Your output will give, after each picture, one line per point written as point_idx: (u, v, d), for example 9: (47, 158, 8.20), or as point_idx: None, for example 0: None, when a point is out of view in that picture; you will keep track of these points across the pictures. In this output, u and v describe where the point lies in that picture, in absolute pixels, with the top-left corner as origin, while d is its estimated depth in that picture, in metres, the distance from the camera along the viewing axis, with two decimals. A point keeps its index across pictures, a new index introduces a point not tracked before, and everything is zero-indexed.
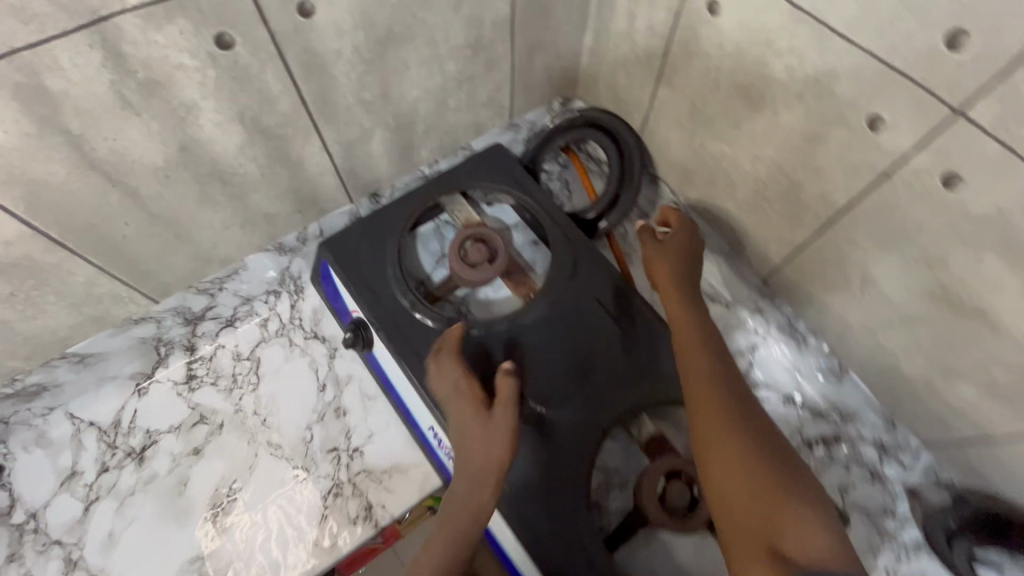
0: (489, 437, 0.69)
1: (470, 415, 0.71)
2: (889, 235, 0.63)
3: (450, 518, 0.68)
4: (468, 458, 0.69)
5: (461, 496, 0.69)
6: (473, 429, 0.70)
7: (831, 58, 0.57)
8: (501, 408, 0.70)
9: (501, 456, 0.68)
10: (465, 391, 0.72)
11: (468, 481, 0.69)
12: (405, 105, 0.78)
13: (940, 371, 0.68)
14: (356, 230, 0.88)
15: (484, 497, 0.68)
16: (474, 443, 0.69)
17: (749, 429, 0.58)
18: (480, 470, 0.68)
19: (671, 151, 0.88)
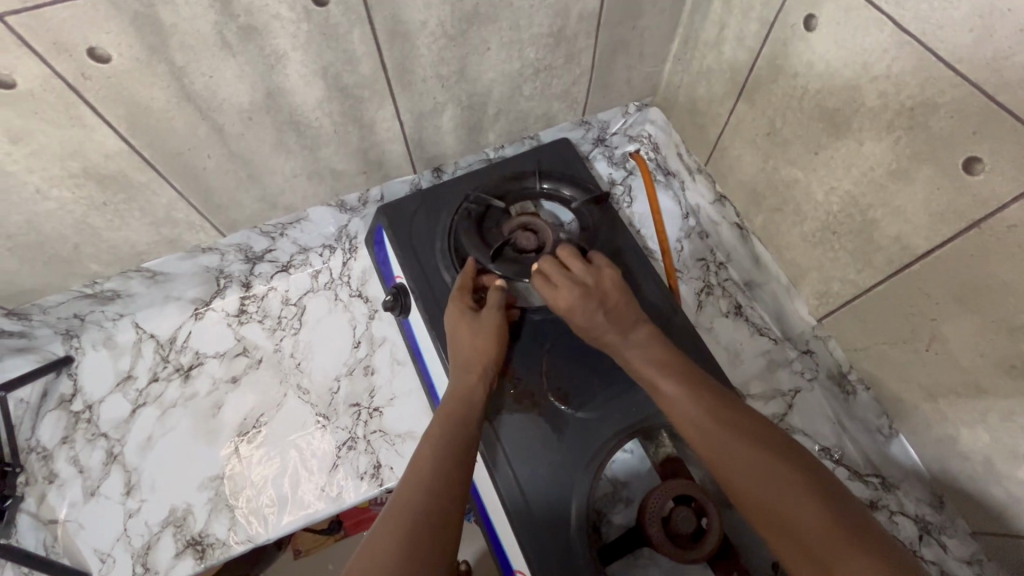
0: (484, 338, 0.75)
1: (463, 318, 0.76)
2: (968, 292, 0.57)
3: (438, 422, 0.68)
4: (462, 363, 0.74)
5: (451, 399, 0.71)
6: (464, 333, 0.75)
7: (932, 89, 0.53)
8: (489, 312, 0.77)
9: (488, 355, 0.74)
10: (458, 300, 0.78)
11: (462, 384, 0.72)
12: (480, 85, 0.80)
13: (1005, 451, 0.62)
14: (414, 201, 0.91)
15: (475, 394, 0.71)
16: (463, 338, 0.75)
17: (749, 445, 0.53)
18: (469, 358, 0.74)
19: (741, 171, 0.85)
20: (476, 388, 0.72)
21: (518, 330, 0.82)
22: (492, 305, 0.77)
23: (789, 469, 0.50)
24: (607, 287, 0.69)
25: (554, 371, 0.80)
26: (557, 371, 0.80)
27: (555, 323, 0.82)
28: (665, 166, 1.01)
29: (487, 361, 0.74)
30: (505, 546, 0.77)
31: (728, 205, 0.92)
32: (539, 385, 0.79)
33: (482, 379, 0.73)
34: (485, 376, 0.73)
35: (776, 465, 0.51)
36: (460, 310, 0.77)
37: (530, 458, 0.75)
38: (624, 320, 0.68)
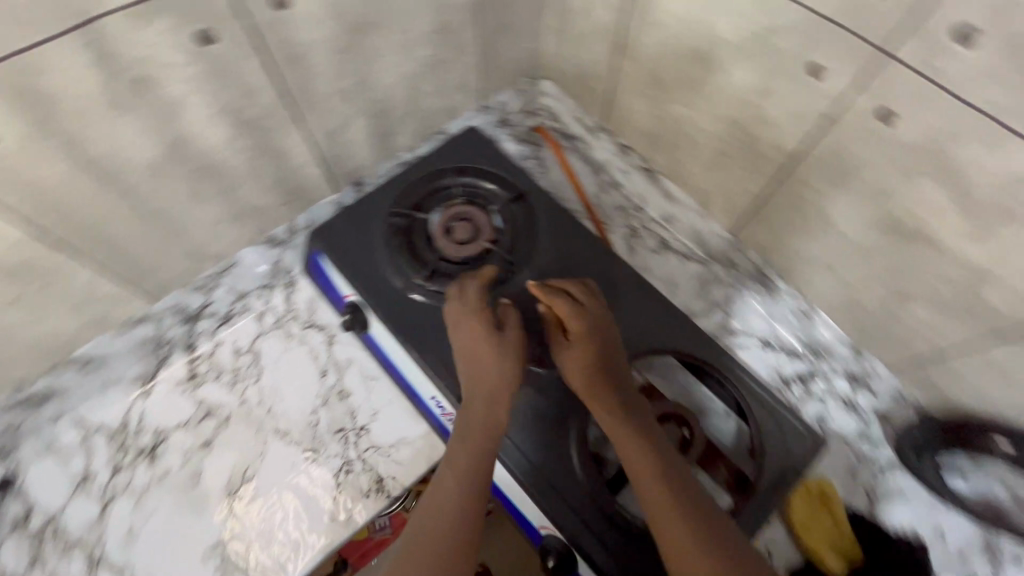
0: (501, 353, 0.74)
1: (482, 329, 0.75)
2: (839, 175, 0.69)
3: (458, 447, 0.70)
4: (477, 377, 0.73)
5: (476, 418, 0.71)
6: (482, 350, 0.74)
7: (771, 15, 0.63)
8: (510, 330, 0.76)
9: (501, 367, 0.73)
10: (479, 308, 0.77)
11: (483, 399, 0.72)
12: (380, 92, 0.81)
13: (895, 295, 0.73)
14: (344, 219, 0.92)
15: (498, 413, 0.71)
16: (484, 359, 0.74)
17: (691, 518, 0.60)
18: (492, 386, 0.72)
19: (635, 120, 0.93)
20: (495, 406, 0.71)
21: None
22: (514, 326, 0.77)
23: (718, 550, 0.59)
24: (605, 326, 0.74)
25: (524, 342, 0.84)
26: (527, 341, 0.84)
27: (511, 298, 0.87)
28: (570, 131, 1.08)
29: (505, 371, 0.73)
30: (524, 512, 0.81)
31: (632, 154, 1.05)
32: None
33: (500, 390, 0.72)
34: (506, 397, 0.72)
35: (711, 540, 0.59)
36: (477, 324, 0.76)
37: (524, 425, 0.80)
38: (607, 371, 0.71)
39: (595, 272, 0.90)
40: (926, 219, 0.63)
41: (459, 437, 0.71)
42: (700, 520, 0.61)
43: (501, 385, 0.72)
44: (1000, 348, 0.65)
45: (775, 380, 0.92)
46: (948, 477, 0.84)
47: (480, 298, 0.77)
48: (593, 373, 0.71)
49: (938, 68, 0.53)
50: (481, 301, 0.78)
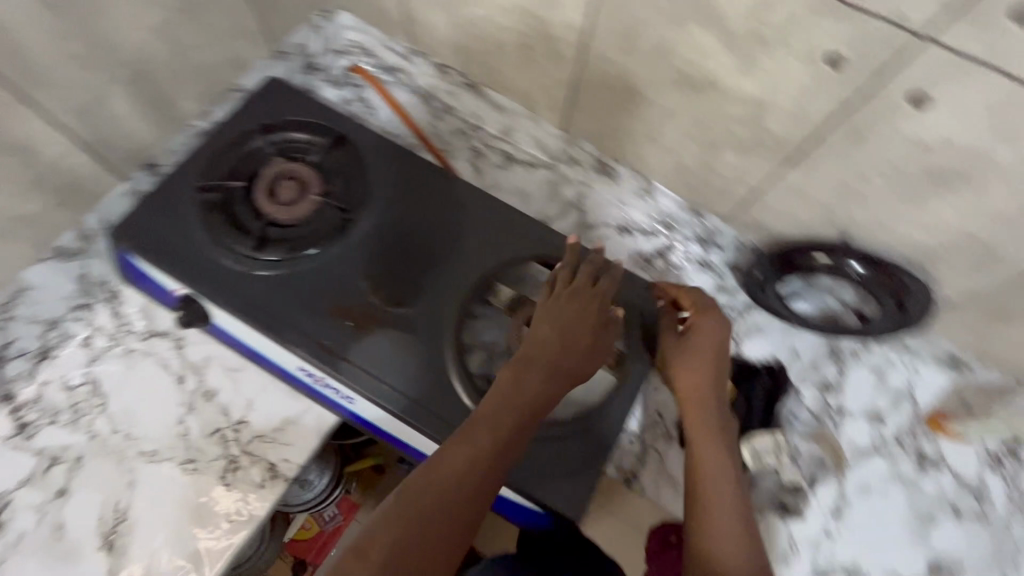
0: (594, 344, 0.74)
1: (596, 315, 0.75)
2: (625, 40, 0.69)
3: (501, 411, 0.68)
4: (562, 353, 0.72)
5: (529, 388, 0.69)
6: (580, 320, 0.74)
7: None
8: (612, 331, 0.76)
9: (587, 361, 0.73)
10: (584, 295, 0.76)
11: (543, 373, 0.71)
12: (130, 51, 0.70)
13: (705, 147, 0.77)
14: (146, 209, 0.80)
15: (550, 392, 0.70)
16: (567, 330, 0.73)
17: (737, 514, 0.71)
18: (564, 373, 0.72)
19: (436, 32, 0.88)
20: (551, 382, 0.71)
21: (324, 271, 0.81)
22: (601, 296, 0.76)
23: (746, 536, 0.69)
24: (718, 347, 0.81)
25: (380, 287, 0.81)
26: (383, 285, 0.81)
27: (357, 247, 0.83)
28: (385, 62, 1.01)
29: (583, 363, 0.73)
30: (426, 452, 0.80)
31: (451, 72, 1.01)
32: (369, 302, 0.80)
33: (569, 376, 0.72)
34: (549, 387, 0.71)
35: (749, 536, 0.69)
36: (584, 304, 0.75)
37: (401, 367, 0.78)
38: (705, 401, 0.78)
39: (439, 198, 0.87)
40: (703, 64, 0.65)
41: (496, 407, 0.68)
42: (744, 520, 0.71)
43: (570, 375, 0.72)
44: (794, 171, 0.71)
45: (637, 261, 0.97)
46: (790, 301, 0.93)
47: (610, 288, 0.77)
48: (706, 391, 0.78)
49: None
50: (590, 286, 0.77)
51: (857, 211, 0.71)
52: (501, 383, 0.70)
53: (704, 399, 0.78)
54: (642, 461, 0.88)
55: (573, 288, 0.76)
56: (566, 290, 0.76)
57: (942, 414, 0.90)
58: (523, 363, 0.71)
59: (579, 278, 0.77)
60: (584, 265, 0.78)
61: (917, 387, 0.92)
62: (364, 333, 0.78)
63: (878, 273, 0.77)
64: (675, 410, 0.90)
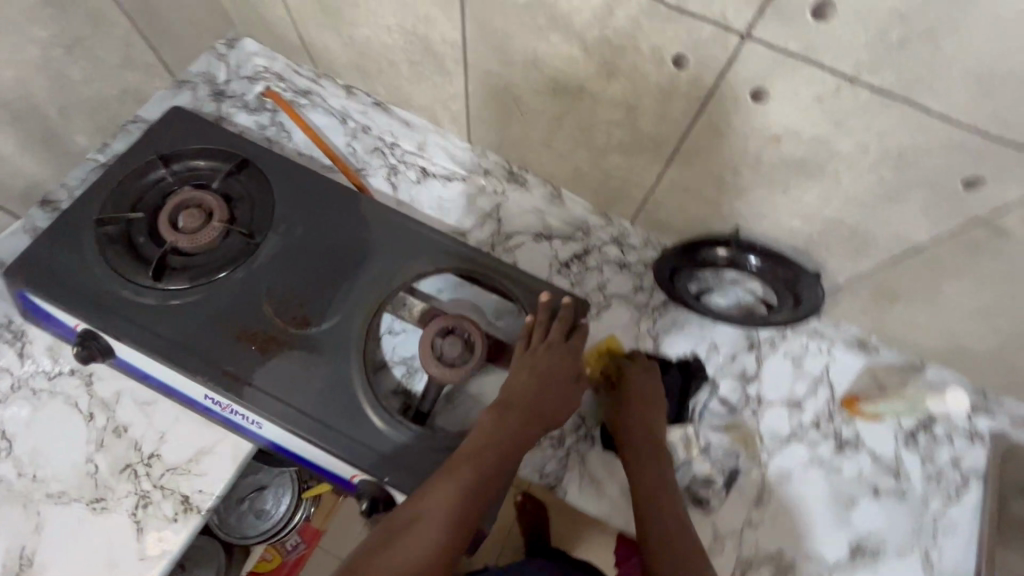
0: (567, 392, 0.77)
1: (569, 364, 0.78)
2: (499, 52, 0.71)
3: (483, 451, 0.69)
4: (539, 399, 0.75)
5: (511, 431, 0.71)
6: (559, 368, 0.77)
7: None
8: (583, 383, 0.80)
9: (558, 407, 0.76)
10: (562, 345, 0.79)
11: (524, 416, 0.73)
12: (6, 90, 0.70)
13: (596, 152, 0.79)
14: (41, 246, 0.80)
15: (527, 437, 0.73)
16: (549, 378, 0.76)
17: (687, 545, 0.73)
18: (544, 419, 0.75)
19: (335, 55, 0.90)
20: (530, 426, 0.73)
21: (228, 295, 0.81)
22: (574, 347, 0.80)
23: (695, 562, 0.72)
24: (656, 398, 0.87)
25: (284, 307, 0.81)
26: (288, 305, 0.81)
27: (262, 269, 0.83)
28: (296, 85, 1.02)
29: (556, 409, 0.76)
30: (339, 472, 0.79)
31: (359, 92, 1.02)
32: (274, 323, 0.80)
33: (542, 423, 0.74)
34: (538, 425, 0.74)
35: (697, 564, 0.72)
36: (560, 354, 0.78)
37: (308, 387, 0.77)
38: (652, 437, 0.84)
39: (346, 216, 0.88)
40: (572, 71, 0.67)
41: (486, 435, 0.70)
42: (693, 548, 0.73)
43: (546, 422, 0.75)
44: (675, 169, 0.73)
45: (555, 267, 0.98)
46: (700, 292, 0.94)
47: (580, 339, 0.82)
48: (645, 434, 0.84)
49: None
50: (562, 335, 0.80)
51: (737, 204, 0.73)
52: (483, 425, 0.72)
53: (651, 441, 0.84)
54: (566, 465, 0.88)
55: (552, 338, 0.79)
56: (545, 338, 0.79)
57: (856, 397, 0.91)
58: (503, 406, 0.73)
59: (556, 327, 0.80)
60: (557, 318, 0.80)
61: (833, 371, 0.94)
62: (269, 356, 0.78)
63: (774, 268, 0.78)
64: (596, 410, 0.91)
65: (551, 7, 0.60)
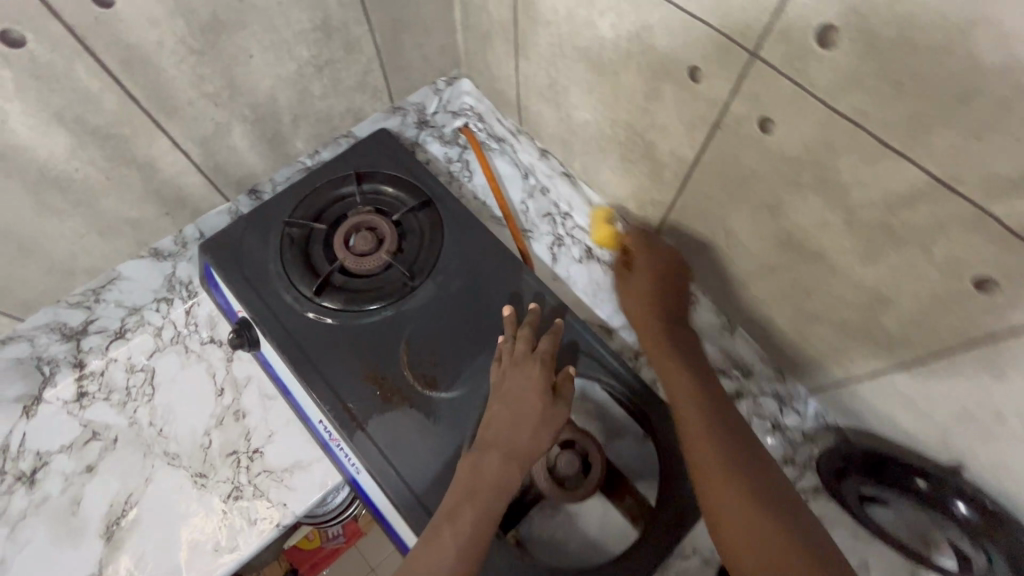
0: (544, 414, 0.70)
1: (537, 385, 0.72)
2: (734, 186, 0.62)
3: (462, 503, 0.66)
4: (512, 432, 0.69)
5: (488, 473, 0.67)
6: (527, 391, 0.71)
7: (645, 13, 0.55)
8: (564, 399, 0.72)
9: (536, 433, 0.69)
10: (526, 365, 0.73)
11: (501, 454, 0.68)
12: (260, 96, 0.76)
13: (804, 317, 0.67)
14: (236, 232, 0.86)
15: (514, 474, 0.67)
16: (519, 402, 0.71)
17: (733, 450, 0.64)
18: (523, 449, 0.69)
19: (546, 124, 0.87)
20: (511, 462, 0.68)
21: (370, 330, 0.81)
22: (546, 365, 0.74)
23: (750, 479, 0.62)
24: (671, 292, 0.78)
25: (417, 360, 0.79)
26: (421, 359, 0.80)
27: (409, 314, 0.82)
28: (495, 131, 1.02)
29: (536, 435, 0.69)
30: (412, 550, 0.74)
31: (551, 157, 0.96)
32: (403, 374, 0.79)
33: (526, 454, 0.68)
34: (522, 452, 0.69)
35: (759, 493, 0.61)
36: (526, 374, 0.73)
37: (415, 453, 0.75)
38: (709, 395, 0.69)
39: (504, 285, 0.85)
40: (816, 235, 0.56)
41: (466, 482, 0.67)
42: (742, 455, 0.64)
43: (530, 453, 0.69)
44: (906, 377, 0.59)
45: None
46: (868, 504, 0.72)
47: (552, 350, 0.75)
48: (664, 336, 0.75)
49: (805, 73, 0.46)
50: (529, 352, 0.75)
51: (972, 440, 0.59)
52: (462, 470, 0.68)
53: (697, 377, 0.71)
54: None
55: (516, 358, 0.74)
56: (507, 362, 0.74)
57: None
58: (480, 449, 0.69)
59: (520, 346, 0.75)
60: (517, 338, 0.76)
61: None
62: (391, 407, 0.77)
63: (990, 524, 0.60)
64: None
65: (827, 170, 0.50)
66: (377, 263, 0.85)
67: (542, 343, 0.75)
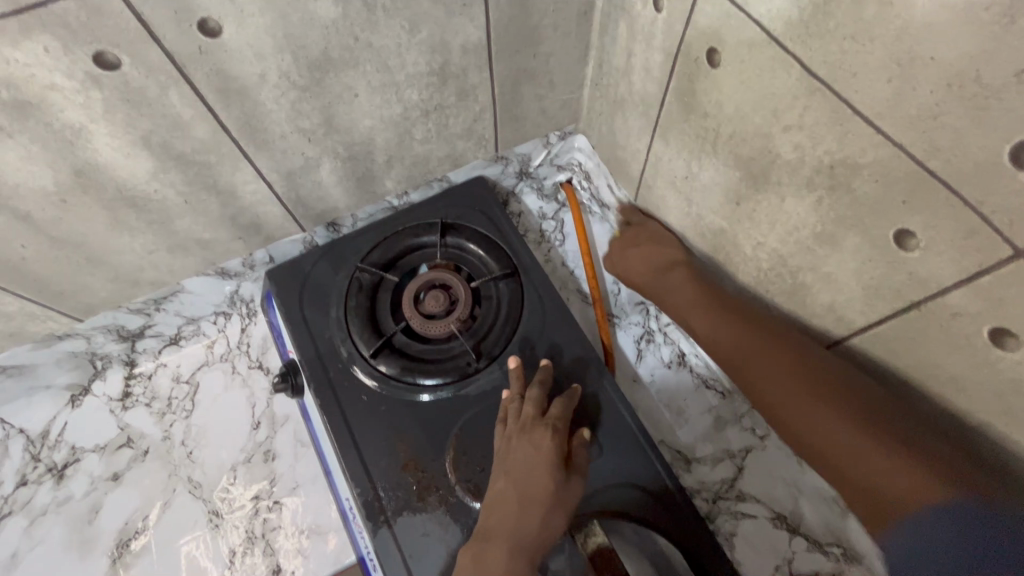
0: (555, 495, 0.60)
1: (549, 458, 0.62)
2: (914, 376, 0.46)
3: None
4: (518, 516, 0.59)
5: (490, 570, 0.56)
6: (539, 466, 0.61)
7: (851, 147, 0.41)
8: (579, 475, 0.64)
9: (546, 519, 0.59)
10: (533, 434, 0.64)
11: (506, 546, 0.57)
12: (357, 134, 0.68)
13: None
14: (307, 265, 0.80)
15: (523, 571, 0.56)
16: (525, 476, 0.61)
17: (823, 397, 0.51)
18: (532, 539, 0.58)
19: (665, 213, 0.74)
20: (520, 556, 0.57)
21: (420, 409, 0.72)
22: (558, 432, 0.64)
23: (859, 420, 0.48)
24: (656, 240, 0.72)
25: (462, 457, 0.69)
26: (467, 457, 0.69)
27: (466, 400, 0.73)
28: (601, 198, 0.90)
29: (548, 522, 0.59)
30: None
31: None
32: (446, 475, 0.69)
33: (537, 547, 0.58)
34: (531, 540, 0.58)
35: (866, 421, 0.48)
36: (536, 445, 0.63)
37: (436, 568, 0.65)
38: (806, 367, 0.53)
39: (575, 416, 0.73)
40: None
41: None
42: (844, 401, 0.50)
43: (540, 545, 0.58)
44: None
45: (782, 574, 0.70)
46: None
47: (564, 417, 0.66)
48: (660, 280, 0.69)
49: None
50: (538, 417, 0.66)
51: None
52: (462, 566, 0.58)
53: (782, 343, 0.55)
54: None
55: (523, 425, 0.65)
56: (513, 429, 0.65)
57: None
58: (481, 539, 0.58)
59: (529, 409, 0.66)
60: (525, 400, 0.67)
61: None
62: (424, 506, 0.67)
63: None
64: None
65: None
66: (441, 335, 0.76)
67: (554, 409, 0.66)
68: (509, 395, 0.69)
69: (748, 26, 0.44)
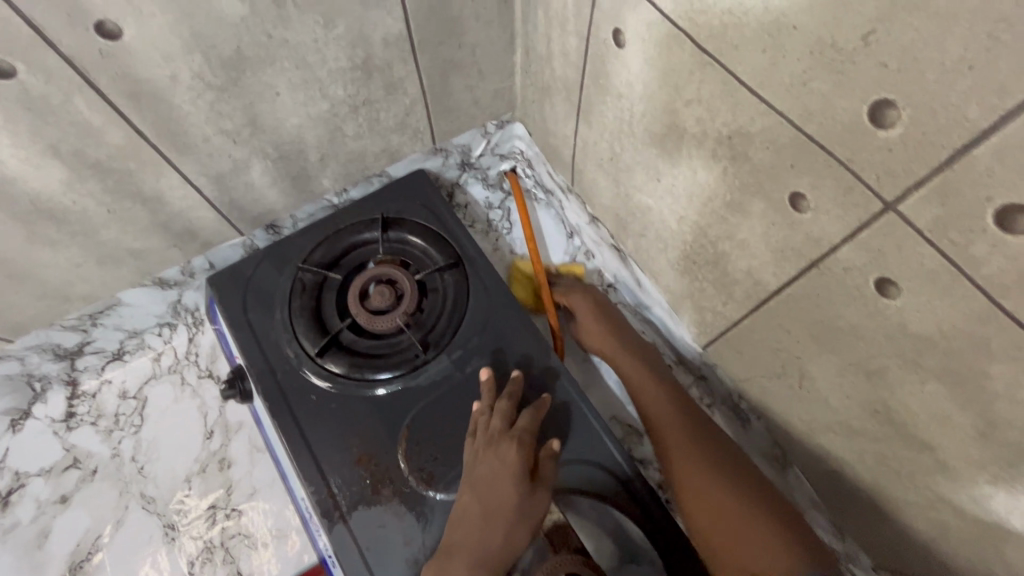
0: (520, 508, 0.61)
1: (512, 472, 0.62)
2: (823, 332, 0.49)
3: None
4: (481, 530, 0.60)
5: None
6: (502, 479, 0.62)
7: (742, 116, 0.43)
8: (546, 485, 0.64)
9: (509, 531, 0.60)
10: (499, 449, 0.64)
11: (469, 560, 0.59)
12: (285, 133, 0.68)
13: (883, 494, 0.54)
14: (249, 269, 0.80)
15: None
16: (490, 491, 0.62)
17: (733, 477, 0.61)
18: (495, 552, 0.59)
19: (599, 195, 0.75)
20: (482, 567, 0.58)
21: (370, 404, 0.73)
22: (525, 447, 0.64)
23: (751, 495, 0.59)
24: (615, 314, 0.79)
25: (415, 448, 0.70)
26: (420, 447, 0.70)
27: (416, 392, 0.73)
28: (544, 184, 0.90)
29: (511, 534, 0.60)
30: None
31: (601, 226, 0.80)
32: (399, 466, 0.69)
33: (499, 558, 0.59)
34: (494, 553, 0.59)
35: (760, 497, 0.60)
36: (501, 458, 0.64)
37: (393, 557, 0.65)
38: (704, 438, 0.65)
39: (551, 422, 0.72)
40: (931, 427, 0.44)
41: None
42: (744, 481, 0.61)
43: (504, 556, 0.59)
44: None
45: None
46: None
47: (531, 428, 0.66)
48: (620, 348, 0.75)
49: (961, 247, 0.34)
50: (505, 429, 0.66)
51: None
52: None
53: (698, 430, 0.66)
54: None
55: (490, 438, 0.65)
56: (480, 442, 0.65)
57: None
58: (446, 552, 0.60)
59: (495, 423, 0.66)
60: (493, 413, 0.67)
61: None
62: (378, 498, 0.68)
63: None
64: None
65: (968, 366, 0.38)
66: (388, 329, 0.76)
67: (523, 421, 0.66)
68: (479, 408, 0.69)
69: (644, 6, 0.46)
